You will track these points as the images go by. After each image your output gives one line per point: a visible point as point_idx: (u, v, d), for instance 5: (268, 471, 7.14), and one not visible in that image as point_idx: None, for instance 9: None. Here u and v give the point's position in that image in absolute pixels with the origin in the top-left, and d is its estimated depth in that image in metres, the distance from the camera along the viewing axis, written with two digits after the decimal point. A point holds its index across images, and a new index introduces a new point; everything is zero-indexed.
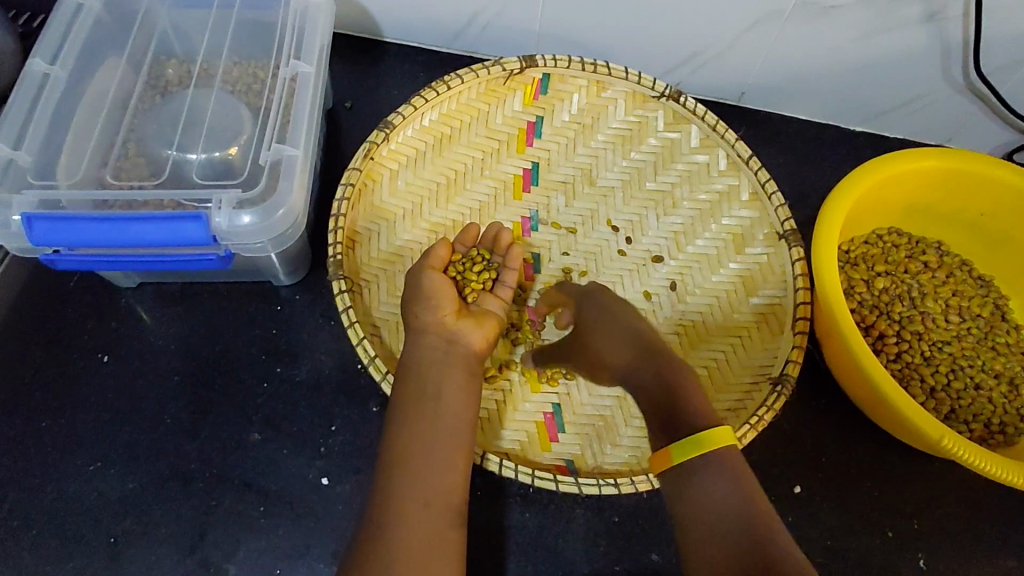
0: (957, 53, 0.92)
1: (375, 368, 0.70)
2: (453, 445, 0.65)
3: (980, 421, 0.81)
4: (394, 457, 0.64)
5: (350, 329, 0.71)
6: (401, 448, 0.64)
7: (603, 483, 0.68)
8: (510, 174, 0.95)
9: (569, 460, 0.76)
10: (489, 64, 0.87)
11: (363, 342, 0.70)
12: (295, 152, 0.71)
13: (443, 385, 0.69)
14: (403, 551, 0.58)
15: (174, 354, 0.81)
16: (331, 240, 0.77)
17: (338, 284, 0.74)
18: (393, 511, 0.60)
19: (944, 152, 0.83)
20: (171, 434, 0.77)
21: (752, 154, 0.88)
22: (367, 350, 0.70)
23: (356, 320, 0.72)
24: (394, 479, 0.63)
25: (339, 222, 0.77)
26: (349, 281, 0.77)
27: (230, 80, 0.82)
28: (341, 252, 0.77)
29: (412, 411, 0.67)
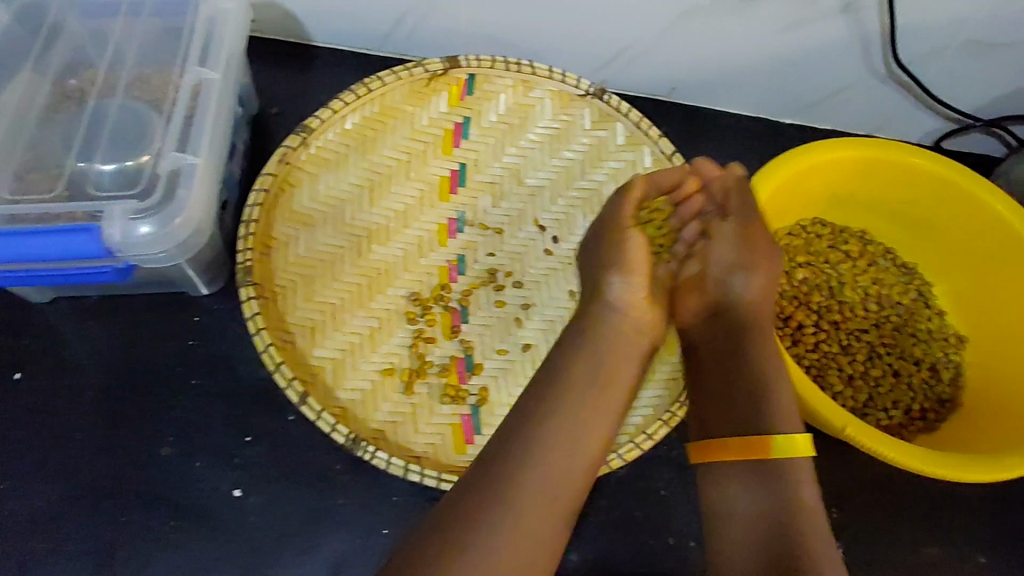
0: (875, 42, 0.92)
1: (280, 375, 0.70)
2: (590, 425, 0.65)
3: (900, 408, 0.82)
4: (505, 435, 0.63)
5: (255, 337, 0.71)
6: (568, 422, 0.64)
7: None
8: (437, 175, 0.94)
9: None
10: (411, 65, 0.89)
11: (268, 348, 0.70)
12: (195, 161, 0.70)
13: (613, 354, 0.70)
14: (510, 523, 0.57)
15: (89, 369, 0.80)
16: (241, 244, 0.76)
17: (246, 291, 0.73)
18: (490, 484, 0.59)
19: (858, 141, 0.83)
20: (85, 450, 0.76)
21: (675, 151, 0.91)
22: (273, 357, 0.70)
23: (262, 327, 0.72)
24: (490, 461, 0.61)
25: (250, 228, 0.76)
26: (261, 288, 0.76)
27: (138, 88, 0.81)
28: (251, 258, 0.76)
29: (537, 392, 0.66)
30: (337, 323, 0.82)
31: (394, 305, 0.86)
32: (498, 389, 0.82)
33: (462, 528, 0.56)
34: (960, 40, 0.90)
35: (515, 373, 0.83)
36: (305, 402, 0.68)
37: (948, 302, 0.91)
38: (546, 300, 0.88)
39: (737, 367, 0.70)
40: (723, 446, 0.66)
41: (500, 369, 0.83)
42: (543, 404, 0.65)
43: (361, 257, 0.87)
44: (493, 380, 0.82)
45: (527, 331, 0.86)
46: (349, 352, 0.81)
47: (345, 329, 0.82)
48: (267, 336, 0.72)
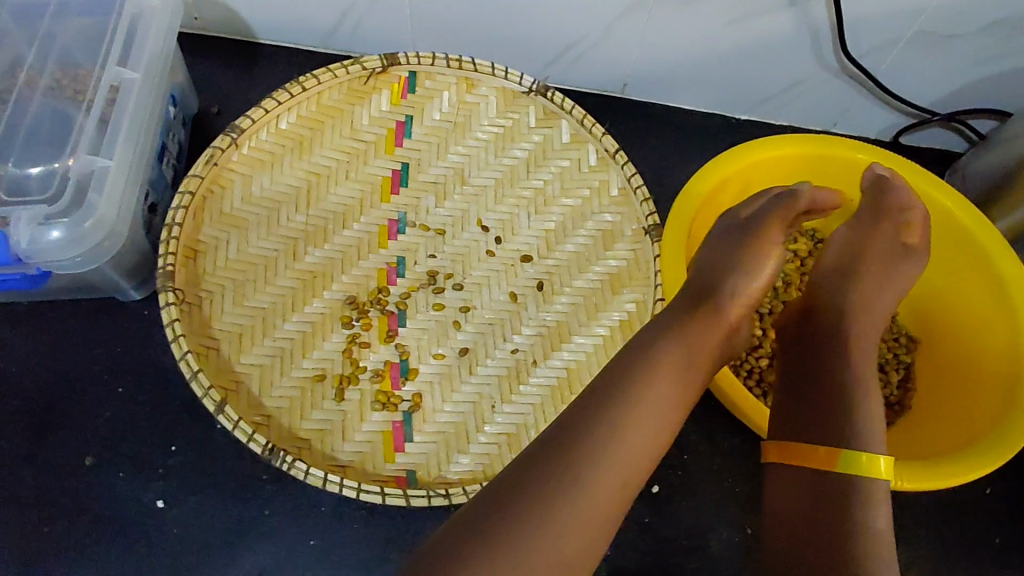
0: (824, 36, 0.90)
1: (198, 383, 0.67)
2: (667, 414, 0.55)
3: None
4: (625, 413, 0.54)
5: (174, 343, 0.69)
6: (645, 392, 0.55)
7: (434, 494, 0.67)
8: (379, 176, 0.92)
9: (411, 471, 0.74)
10: (348, 63, 0.86)
11: (186, 356, 0.68)
12: (107, 164, 0.68)
13: (704, 342, 0.59)
14: (568, 511, 0.49)
15: (13, 376, 0.78)
16: (162, 249, 0.73)
17: (165, 296, 0.70)
18: (575, 461, 0.51)
19: (799, 139, 0.82)
20: (7, 460, 0.74)
21: (620, 149, 0.88)
22: (190, 364, 0.67)
23: (181, 333, 0.69)
24: (612, 435, 0.53)
25: (173, 232, 0.74)
26: (182, 293, 0.73)
27: (63, 85, 0.80)
28: (173, 263, 0.73)
29: (671, 372, 0.56)
30: (266, 328, 0.80)
31: (328, 309, 0.84)
32: (432, 396, 0.80)
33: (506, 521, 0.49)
34: (911, 32, 0.88)
35: (450, 378, 0.81)
36: (222, 412, 0.66)
37: (904, 300, 0.89)
38: (485, 303, 0.87)
39: (826, 364, 0.61)
40: (798, 446, 0.57)
41: (436, 374, 0.81)
42: (629, 379, 0.55)
43: (295, 261, 0.85)
44: (427, 386, 0.80)
45: (464, 334, 0.84)
46: (279, 358, 0.79)
47: (275, 335, 0.80)
48: (186, 342, 0.69)
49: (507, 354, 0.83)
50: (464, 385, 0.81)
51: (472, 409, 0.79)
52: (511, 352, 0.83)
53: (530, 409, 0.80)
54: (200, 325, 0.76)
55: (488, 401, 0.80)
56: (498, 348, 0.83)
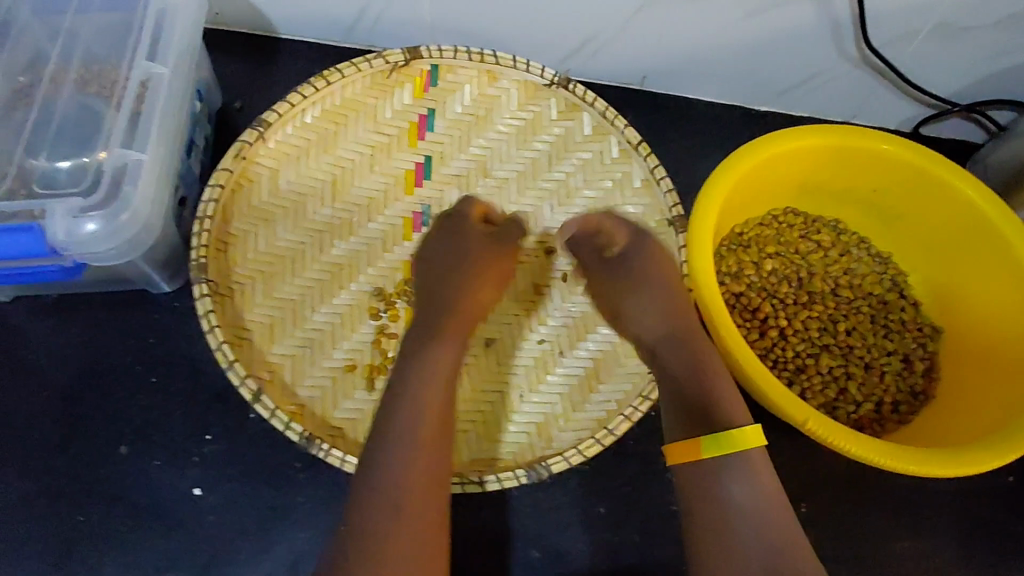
0: (846, 27, 0.90)
1: (234, 373, 0.68)
2: (410, 418, 0.65)
3: (872, 402, 0.80)
4: (393, 410, 0.65)
5: (209, 334, 0.70)
6: (392, 411, 0.65)
7: (467, 482, 0.70)
8: (402, 169, 0.93)
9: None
10: (371, 56, 0.87)
11: (222, 346, 0.69)
12: (140, 157, 0.69)
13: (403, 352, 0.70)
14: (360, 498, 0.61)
15: (46, 368, 0.78)
16: (194, 241, 0.74)
17: (200, 288, 0.72)
18: (396, 443, 0.63)
19: (824, 129, 0.82)
20: (40, 451, 0.75)
21: (642, 140, 0.88)
22: (226, 355, 0.69)
23: (216, 324, 0.70)
24: (410, 431, 0.64)
25: (204, 225, 0.75)
26: (216, 285, 0.75)
27: (96, 79, 0.81)
28: (206, 255, 0.74)
29: (437, 376, 0.67)
30: (297, 319, 0.82)
31: (356, 300, 0.85)
32: (461, 385, 0.81)
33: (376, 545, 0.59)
34: (933, 23, 0.88)
35: (478, 368, 0.82)
36: (259, 401, 0.68)
37: (924, 293, 0.89)
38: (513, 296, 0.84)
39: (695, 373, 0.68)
40: (688, 445, 0.65)
41: (464, 364, 0.82)
42: (391, 395, 0.66)
43: (322, 253, 0.86)
44: (456, 375, 0.81)
45: (491, 325, 0.83)
46: (310, 348, 0.81)
47: (307, 326, 0.82)
48: (221, 333, 0.70)
49: (534, 346, 0.82)
50: (491, 375, 0.81)
51: (500, 398, 0.80)
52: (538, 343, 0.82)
53: (557, 398, 0.80)
54: (234, 316, 0.78)
55: (516, 391, 0.81)
56: (525, 339, 0.83)
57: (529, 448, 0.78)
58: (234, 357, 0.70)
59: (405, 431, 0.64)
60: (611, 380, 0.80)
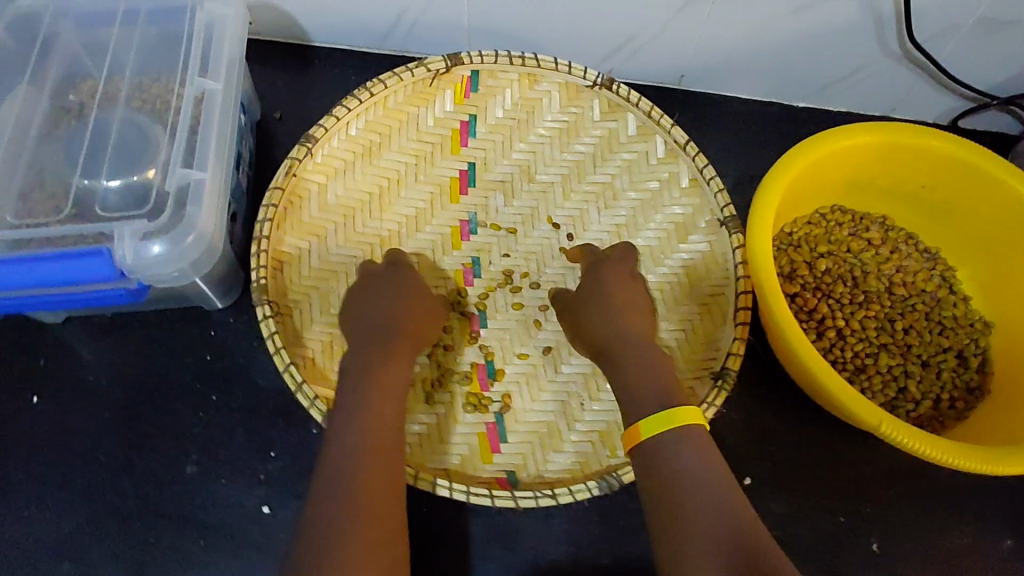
0: (889, 23, 0.89)
1: (303, 395, 0.69)
2: (372, 415, 0.64)
3: (930, 399, 0.81)
4: (346, 417, 0.64)
5: (275, 355, 0.70)
6: (353, 416, 0.64)
7: (540, 495, 0.69)
8: (447, 176, 0.92)
9: (511, 472, 0.76)
10: (413, 65, 0.85)
11: (289, 367, 0.69)
12: (202, 176, 0.68)
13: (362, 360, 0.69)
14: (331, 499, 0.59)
15: (106, 388, 0.79)
16: (254, 263, 0.75)
17: (262, 310, 0.72)
18: (342, 454, 0.61)
19: (878, 127, 0.81)
20: (106, 472, 0.76)
21: (690, 141, 0.87)
22: (294, 376, 0.69)
23: (281, 345, 0.71)
24: (358, 439, 0.62)
25: (262, 245, 0.76)
26: (276, 305, 0.76)
27: (143, 96, 0.80)
28: (266, 276, 0.75)
29: (388, 387, 0.66)
30: None
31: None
32: (521, 395, 0.81)
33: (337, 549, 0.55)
34: (977, 16, 0.86)
35: (537, 377, 0.82)
36: None
37: (972, 286, 0.89)
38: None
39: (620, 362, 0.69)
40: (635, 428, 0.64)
41: (522, 373, 0.82)
42: (357, 399, 0.65)
43: (374, 265, 0.87)
44: (516, 385, 0.82)
45: (547, 332, 0.84)
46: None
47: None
48: (287, 354, 0.71)
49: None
50: (551, 383, 0.81)
51: (561, 408, 0.80)
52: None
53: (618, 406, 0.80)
54: (294, 334, 0.80)
55: (576, 399, 0.80)
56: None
57: (594, 457, 0.77)
58: (301, 379, 0.70)
59: (357, 437, 0.62)
60: None
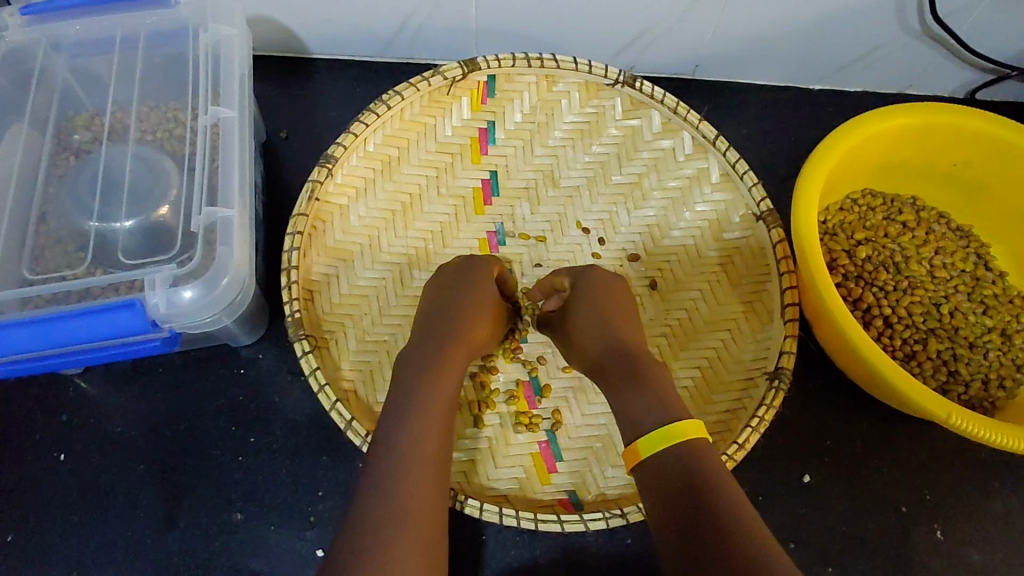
0: (910, 2, 0.87)
1: (354, 432, 0.66)
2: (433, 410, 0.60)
3: (979, 379, 0.80)
4: (398, 418, 0.59)
5: (321, 393, 0.67)
6: (412, 408, 0.60)
7: (610, 515, 0.67)
8: (469, 187, 0.89)
9: (572, 492, 0.74)
10: (429, 74, 0.82)
11: (336, 405, 0.66)
12: (229, 213, 0.65)
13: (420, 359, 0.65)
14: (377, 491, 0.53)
15: (136, 439, 0.76)
16: (286, 296, 0.72)
17: (301, 345, 0.69)
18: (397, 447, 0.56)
19: (911, 108, 0.79)
20: (146, 526, 0.73)
21: (718, 134, 0.84)
22: (342, 414, 0.66)
23: (326, 381, 0.67)
24: (408, 444, 0.57)
25: (292, 276, 0.72)
26: (312, 337, 0.72)
27: (148, 128, 0.76)
28: (299, 308, 0.72)
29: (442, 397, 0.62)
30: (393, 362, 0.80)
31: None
32: (571, 410, 0.79)
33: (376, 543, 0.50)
34: None
35: (584, 390, 0.80)
36: None
37: (1008, 262, 0.89)
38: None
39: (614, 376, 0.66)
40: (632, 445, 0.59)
41: (569, 388, 0.80)
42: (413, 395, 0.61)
43: (405, 285, 0.84)
44: (564, 399, 0.79)
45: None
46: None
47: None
48: (332, 390, 0.67)
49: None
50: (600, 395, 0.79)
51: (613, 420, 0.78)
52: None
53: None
54: (332, 367, 0.77)
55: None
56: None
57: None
58: (350, 415, 0.67)
59: (412, 440, 0.57)
60: (719, 391, 0.81)
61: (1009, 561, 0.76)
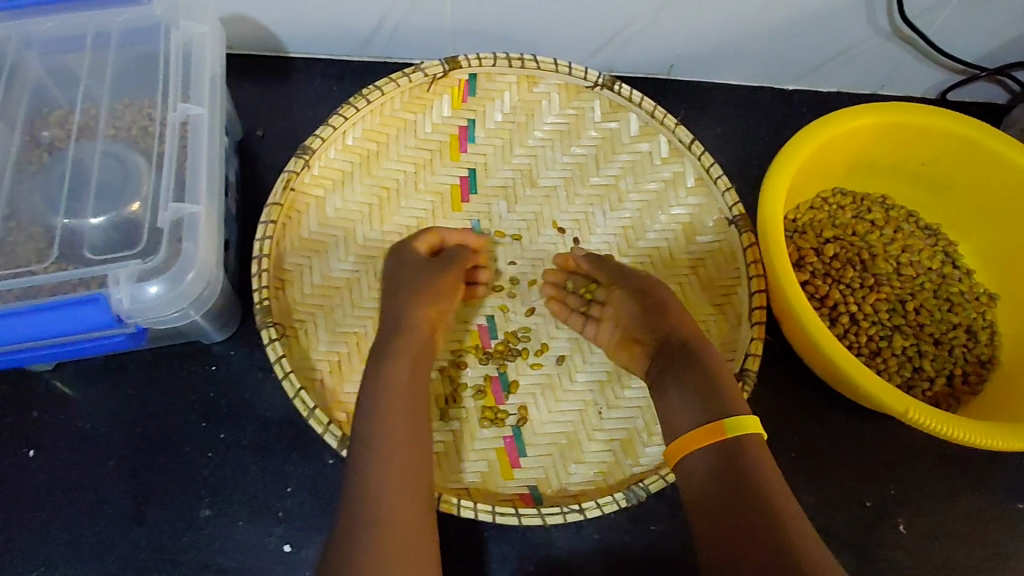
0: (881, 3, 0.88)
1: (317, 421, 0.67)
2: (392, 403, 0.62)
3: (942, 376, 0.82)
4: (366, 416, 0.62)
5: (285, 381, 0.68)
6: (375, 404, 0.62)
7: (568, 510, 0.67)
8: (447, 184, 0.89)
9: (533, 487, 0.75)
10: (410, 71, 0.82)
11: (300, 394, 0.67)
12: (196, 209, 0.66)
13: (380, 353, 0.67)
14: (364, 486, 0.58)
15: (107, 435, 0.76)
16: (256, 283, 0.73)
17: (268, 333, 0.70)
18: (365, 445, 0.60)
19: (880, 107, 0.80)
20: (115, 522, 0.73)
21: (694, 138, 0.85)
22: (306, 403, 0.67)
23: (290, 370, 0.68)
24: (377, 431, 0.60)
25: (263, 265, 0.73)
26: (281, 327, 0.73)
27: (121, 125, 0.77)
28: (268, 297, 0.73)
29: (400, 379, 0.64)
30: (363, 355, 0.81)
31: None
32: (538, 407, 0.79)
33: (365, 536, 0.55)
34: None
35: (552, 387, 0.80)
36: (346, 446, 0.66)
37: (974, 260, 0.89)
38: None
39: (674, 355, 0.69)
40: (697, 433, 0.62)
41: (537, 384, 0.81)
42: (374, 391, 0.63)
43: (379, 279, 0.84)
44: (533, 395, 0.80)
45: (559, 339, 0.83)
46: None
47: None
48: (296, 379, 0.68)
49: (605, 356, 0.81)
50: (567, 393, 0.80)
51: (580, 417, 0.79)
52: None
53: (636, 412, 0.79)
54: (300, 358, 0.78)
55: (594, 408, 0.79)
56: (594, 352, 0.82)
57: (617, 467, 0.76)
58: (313, 404, 0.68)
59: (377, 435, 0.60)
60: None
61: (972, 555, 0.77)
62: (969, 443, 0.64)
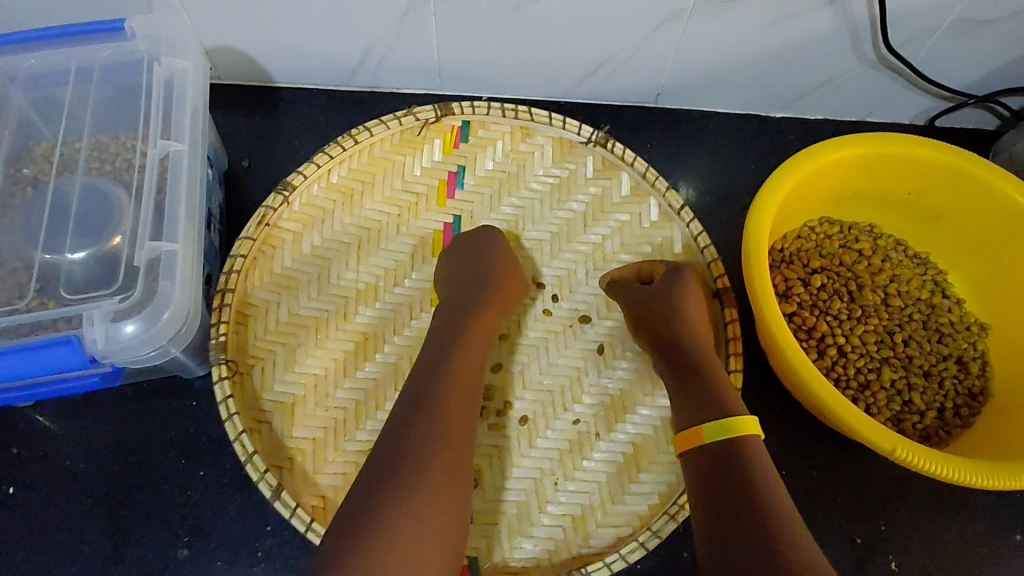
0: (865, 31, 0.88)
1: (253, 467, 0.68)
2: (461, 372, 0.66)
3: (933, 411, 0.81)
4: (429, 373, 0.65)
5: (227, 422, 0.69)
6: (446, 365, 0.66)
7: None
8: (430, 230, 0.87)
9: (474, 557, 0.76)
10: (401, 114, 0.84)
11: (240, 438, 0.69)
12: (173, 247, 0.65)
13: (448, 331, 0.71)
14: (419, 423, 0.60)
15: (85, 473, 0.75)
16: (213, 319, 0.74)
17: (219, 370, 0.72)
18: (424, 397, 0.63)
19: (864, 137, 0.80)
20: (92, 562, 0.72)
21: (684, 205, 0.84)
22: (244, 446, 0.68)
23: (235, 414, 0.69)
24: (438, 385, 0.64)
25: (225, 298, 0.75)
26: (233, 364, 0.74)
27: (103, 160, 0.77)
28: (224, 334, 0.74)
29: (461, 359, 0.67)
30: (320, 397, 0.80)
31: (381, 374, 0.82)
32: (492, 472, 0.79)
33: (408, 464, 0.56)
34: (949, 20, 0.85)
35: (510, 452, 0.80)
36: (280, 500, 0.67)
37: (965, 290, 0.89)
38: (544, 368, 0.84)
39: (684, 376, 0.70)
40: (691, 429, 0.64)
41: (496, 446, 0.80)
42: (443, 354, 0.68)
43: (346, 321, 0.83)
44: (488, 460, 0.80)
45: (524, 400, 0.82)
46: (332, 429, 0.79)
47: (329, 404, 0.80)
48: (239, 422, 0.70)
49: (568, 425, 0.81)
50: (525, 459, 0.80)
51: (535, 487, 0.79)
52: (572, 423, 0.81)
53: (593, 487, 0.79)
54: (251, 401, 0.78)
55: (550, 478, 0.79)
56: (559, 419, 0.82)
57: (564, 544, 0.77)
58: (253, 450, 0.69)
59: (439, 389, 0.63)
60: (645, 467, 0.79)
61: None
62: (961, 482, 0.63)
